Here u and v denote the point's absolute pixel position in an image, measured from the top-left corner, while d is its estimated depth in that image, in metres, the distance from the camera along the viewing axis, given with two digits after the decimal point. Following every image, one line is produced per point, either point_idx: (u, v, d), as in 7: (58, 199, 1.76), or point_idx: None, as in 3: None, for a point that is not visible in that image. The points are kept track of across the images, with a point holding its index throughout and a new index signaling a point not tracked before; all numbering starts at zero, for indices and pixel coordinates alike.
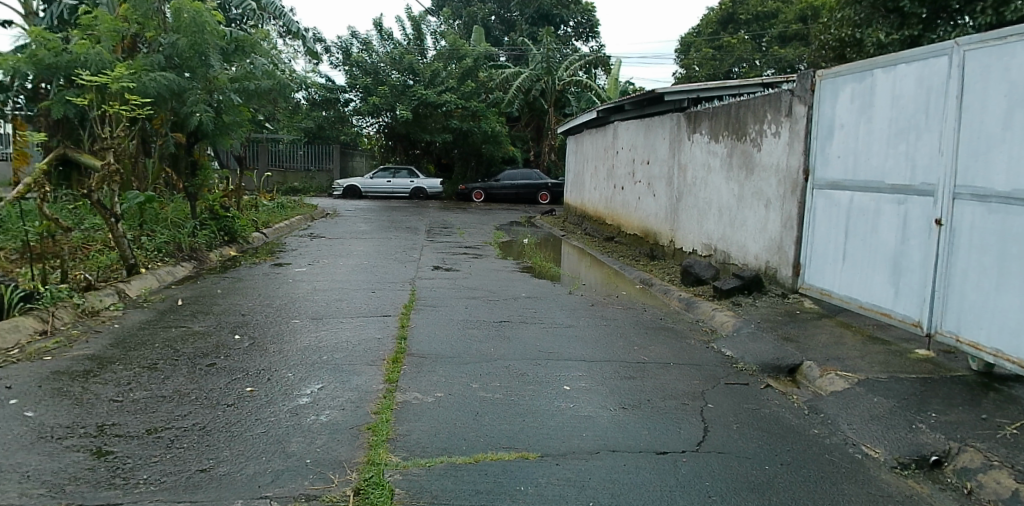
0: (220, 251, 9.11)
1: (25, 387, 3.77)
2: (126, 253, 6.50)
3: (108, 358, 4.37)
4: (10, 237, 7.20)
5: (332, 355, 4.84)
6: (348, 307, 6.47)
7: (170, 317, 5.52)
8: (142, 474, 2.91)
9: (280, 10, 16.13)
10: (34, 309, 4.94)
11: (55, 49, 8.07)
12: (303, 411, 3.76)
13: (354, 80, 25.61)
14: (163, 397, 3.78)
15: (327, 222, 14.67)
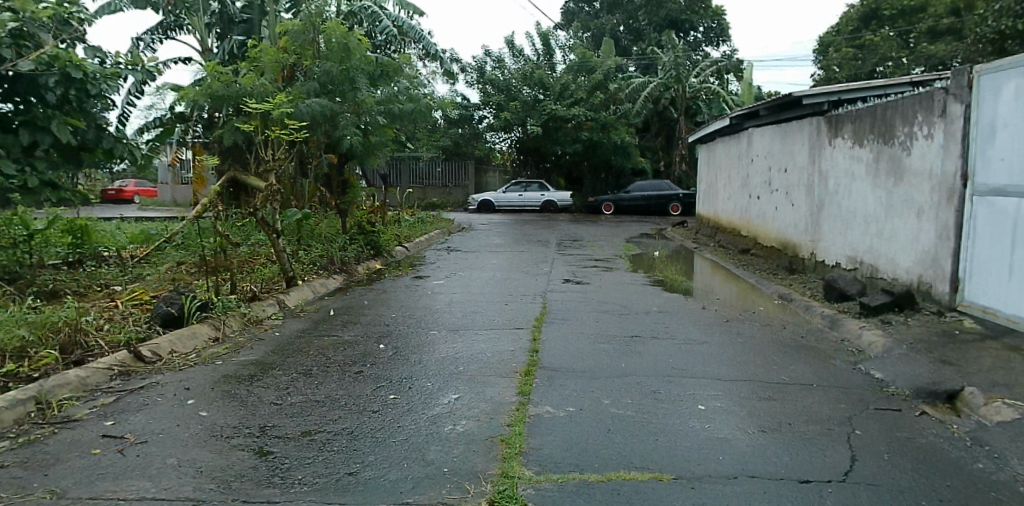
0: (367, 264, 9.69)
1: (201, 389, 4.20)
2: (285, 266, 7.08)
3: (269, 364, 4.77)
4: (191, 252, 8.06)
5: (468, 367, 5.02)
6: (483, 319, 6.68)
7: (323, 327, 5.95)
8: (297, 474, 3.15)
9: (420, 33, 17.00)
10: (208, 318, 5.49)
11: (226, 81, 9.03)
12: (441, 420, 3.94)
13: (487, 97, 26.39)
14: (316, 402, 4.09)
15: (463, 236, 15.20)
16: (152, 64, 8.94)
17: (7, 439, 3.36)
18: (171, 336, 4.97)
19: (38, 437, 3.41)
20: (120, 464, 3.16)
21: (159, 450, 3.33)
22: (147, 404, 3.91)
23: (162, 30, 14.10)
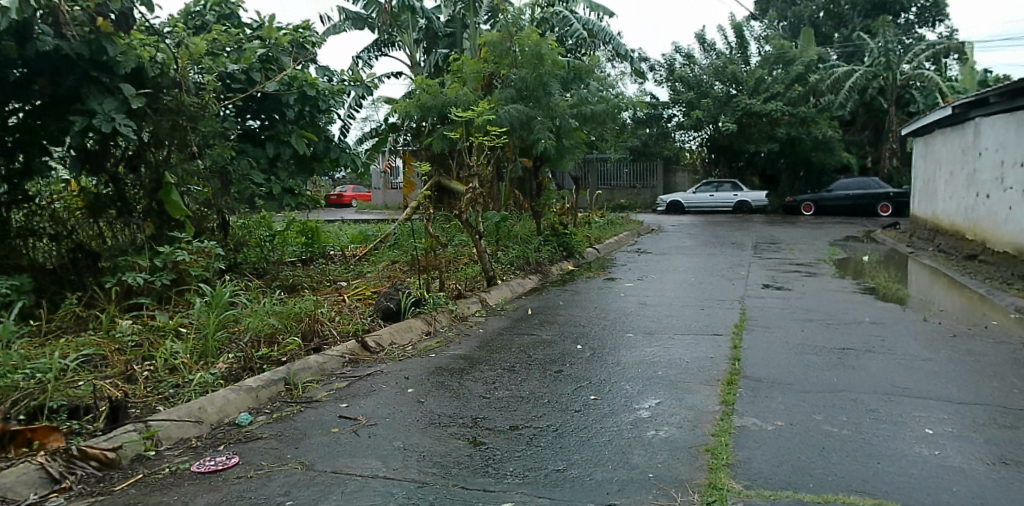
0: (561, 265, 9.89)
1: (417, 379, 4.54)
2: (486, 266, 7.45)
3: (475, 358, 5.05)
4: (402, 251, 8.74)
5: (667, 372, 4.95)
6: (679, 324, 6.54)
7: (523, 325, 6.17)
8: (508, 467, 3.30)
9: (611, 34, 17.05)
10: (421, 313, 5.93)
11: (434, 92, 9.71)
12: (643, 424, 3.92)
13: (677, 95, 25.72)
14: (521, 397, 4.25)
15: (653, 238, 14.98)
16: (369, 79, 9.82)
17: (264, 414, 3.88)
18: (391, 328, 5.43)
19: (288, 413, 3.89)
20: (353, 443, 3.52)
21: (385, 433, 3.66)
22: (374, 390, 4.31)
23: (376, 47, 15.40)
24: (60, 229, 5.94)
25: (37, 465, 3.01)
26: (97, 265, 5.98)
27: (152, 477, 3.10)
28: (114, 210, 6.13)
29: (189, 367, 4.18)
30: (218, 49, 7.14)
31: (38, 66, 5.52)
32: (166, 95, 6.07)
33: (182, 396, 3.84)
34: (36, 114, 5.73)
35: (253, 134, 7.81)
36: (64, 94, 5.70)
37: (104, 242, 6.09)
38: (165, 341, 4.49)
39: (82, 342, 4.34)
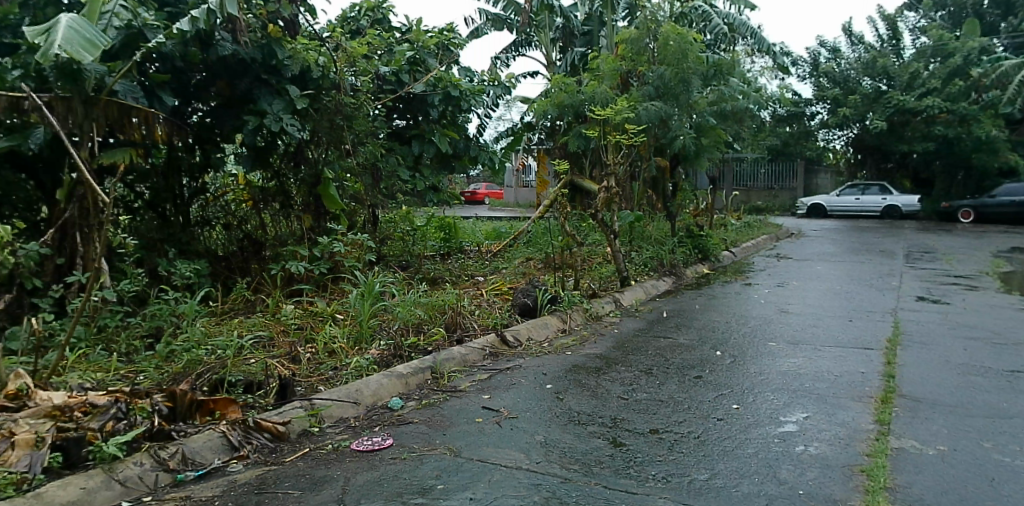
0: (695, 268, 9.66)
1: (555, 375, 4.60)
2: (621, 266, 7.41)
3: (612, 359, 5.04)
4: (536, 248, 8.86)
5: (813, 385, 4.71)
6: (825, 335, 6.20)
7: (659, 328, 6.08)
8: (650, 470, 3.27)
9: (752, 29, 16.48)
10: (557, 310, 6.00)
11: (571, 91, 9.77)
12: (790, 439, 3.75)
13: (821, 91, 24.46)
14: (661, 401, 4.21)
15: (793, 243, 14.28)
16: (508, 79, 10.05)
17: (413, 400, 4.10)
18: (528, 324, 5.55)
19: (435, 400, 4.09)
20: (497, 433, 3.63)
21: (527, 426, 3.74)
22: (514, 383, 4.42)
23: (514, 48, 15.68)
24: (231, 219, 6.55)
25: (220, 432, 3.34)
26: (262, 254, 6.52)
27: (317, 452, 3.36)
28: (277, 203, 6.66)
29: (346, 351, 4.48)
30: (373, 52, 7.54)
31: (218, 70, 6.10)
32: (326, 96, 6.51)
33: (339, 379, 4.13)
34: (213, 113, 6.31)
35: (400, 132, 8.24)
36: (240, 96, 6.23)
37: (268, 232, 6.63)
38: (324, 326, 4.84)
39: (252, 323, 4.77)
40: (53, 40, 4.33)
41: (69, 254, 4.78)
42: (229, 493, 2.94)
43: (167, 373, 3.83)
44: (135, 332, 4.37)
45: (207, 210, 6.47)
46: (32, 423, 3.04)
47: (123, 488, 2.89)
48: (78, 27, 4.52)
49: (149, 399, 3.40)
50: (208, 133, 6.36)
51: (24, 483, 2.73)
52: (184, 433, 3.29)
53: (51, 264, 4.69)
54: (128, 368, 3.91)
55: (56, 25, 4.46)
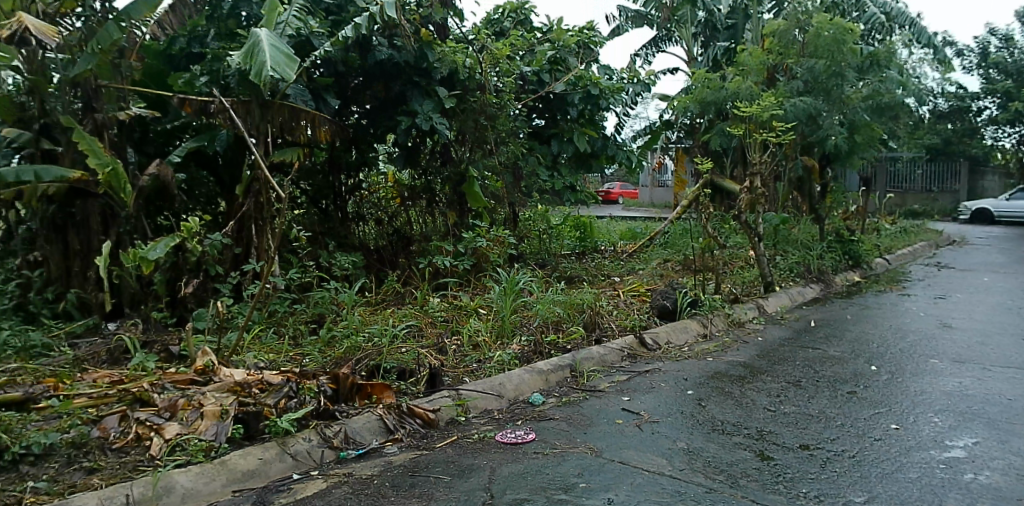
0: (845, 275, 9.11)
1: (697, 381, 4.52)
2: (765, 271, 7.15)
3: (757, 368, 4.88)
4: (675, 249, 8.70)
5: (984, 408, 4.30)
6: (998, 354, 5.64)
7: (806, 338, 5.81)
8: (802, 488, 3.11)
9: (912, 18, 15.31)
10: (697, 314, 5.91)
11: (715, 87, 9.47)
12: (959, 465, 3.43)
13: (992, 84, 22.36)
14: (811, 415, 4.03)
15: (958, 251, 13.10)
16: (648, 76, 9.96)
17: (553, 397, 4.18)
18: (668, 327, 5.52)
19: (576, 399, 4.14)
20: (638, 436, 3.62)
21: (668, 431, 3.70)
22: (653, 387, 4.40)
23: (653, 44, 15.47)
24: (382, 215, 6.91)
25: (377, 415, 3.57)
26: (409, 248, 6.86)
27: (464, 441, 3.51)
28: (424, 201, 6.98)
29: (488, 345, 4.64)
30: (516, 52, 7.69)
31: (375, 73, 6.58)
32: (471, 97, 6.78)
33: (483, 371, 4.30)
34: (369, 115, 6.78)
35: (539, 132, 8.45)
36: (393, 97, 6.67)
37: (415, 228, 6.96)
38: (468, 319, 5.05)
39: (402, 314, 5.06)
40: (266, 60, 4.91)
41: (245, 244, 5.28)
42: (385, 473, 3.13)
43: (329, 357, 4.16)
44: (300, 318, 4.79)
45: (361, 206, 6.87)
46: (218, 397, 3.40)
47: (294, 461, 3.16)
48: (274, 46, 5.10)
49: (315, 380, 3.69)
50: (364, 133, 6.81)
51: (212, 450, 3.06)
52: (345, 414, 3.55)
53: (231, 253, 5.18)
54: (295, 350, 4.27)
55: (258, 45, 5.02)
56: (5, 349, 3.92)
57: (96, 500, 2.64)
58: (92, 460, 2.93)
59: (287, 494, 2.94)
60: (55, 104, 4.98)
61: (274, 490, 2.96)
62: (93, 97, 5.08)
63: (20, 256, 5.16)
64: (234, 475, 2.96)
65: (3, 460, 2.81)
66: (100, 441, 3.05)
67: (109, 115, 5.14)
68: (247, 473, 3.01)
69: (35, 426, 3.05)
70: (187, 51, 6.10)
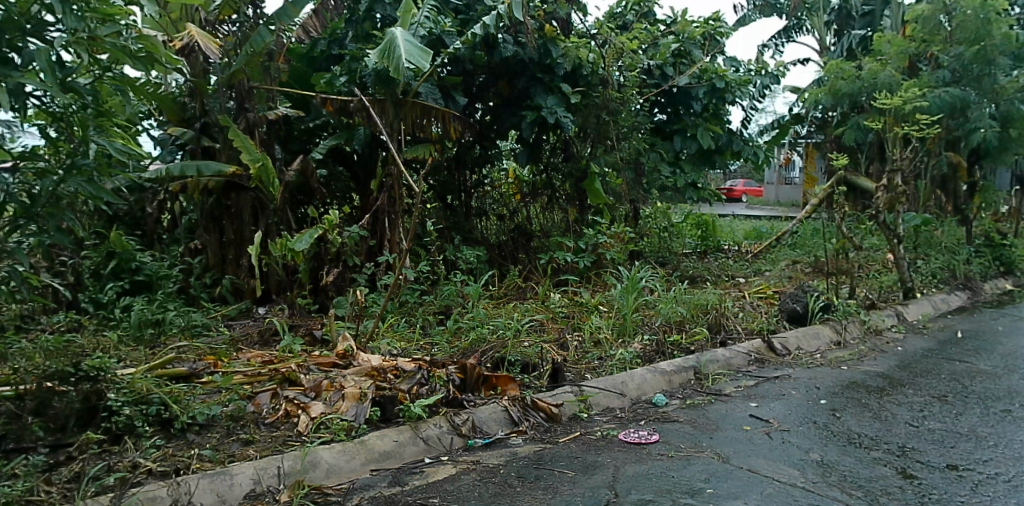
0: (996, 283, 8.39)
1: (830, 391, 4.33)
2: (904, 276, 6.71)
3: (898, 379, 4.59)
4: (804, 250, 8.33)
5: None
6: None
7: (953, 350, 5.39)
8: None
9: None
10: (830, 320, 5.66)
11: (850, 77, 8.94)
12: None
13: None
14: (959, 434, 3.73)
15: None
16: (778, 68, 9.57)
17: (677, 398, 4.15)
18: (799, 333, 5.34)
19: (700, 402, 4.08)
20: (767, 444, 3.51)
21: (800, 441, 3.56)
22: (783, 394, 4.25)
23: (784, 34, 14.80)
24: (504, 211, 7.06)
25: (502, 406, 3.67)
26: (530, 244, 6.98)
27: (588, 437, 3.54)
28: (546, 198, 7.10)
29: (610, 342, 4.68)
30: (641, 45, 7.59)
31: (500, 71, 6.82)
32: (594, 93, 6.85)
33: (605, 369, 4.33)
34: (492, 111, 7.03)
35: (661, 127, 8.37)
36: (517, 94, 6.90)
37: (535, 224, 7.08)
38: (590, 316, 5.12)
39: (525, 309, 5.17)
40: (402, 55, 5.20)
41: (379, 237, 5.58)
42: (511, 463, 3.21)
43: (456, 347, 4.33)
44: (429, 309, 5.04)
45: (484, 202, 7.05)
46: (357, 380, 3.64)
47: (426, 446, 3.31)
48: (409, 41, 5.37)
49: (445, 369, 3.84)
50: (488, 129, 7.02)
51: (351, 430, 3.28)
52: (473, 403, 3.67)
53: (366, 245, 5.49)
54: (425, 340, 4.48)
55: (394, 42, 5.31)
56: (172, 327, 4.36)
57: (252, 470, 2.91)
58: (247, 433, 3.22)
59: (419, 476, 3.08)
60: (213, 105, 5.46)
61: (407, 472, 3.12)
62: (245, 97, 5.48)
63: (183, 243, 5.66)
64: (372, 455, 3.16)
65: (173, 428, 3.15)
66: (255, 416, 3.36)
67: (259, 114, 5.53)
68: (384, 455, 3.19)
69: (199, 399, 3.40)
70: (328, 53, 6.54)
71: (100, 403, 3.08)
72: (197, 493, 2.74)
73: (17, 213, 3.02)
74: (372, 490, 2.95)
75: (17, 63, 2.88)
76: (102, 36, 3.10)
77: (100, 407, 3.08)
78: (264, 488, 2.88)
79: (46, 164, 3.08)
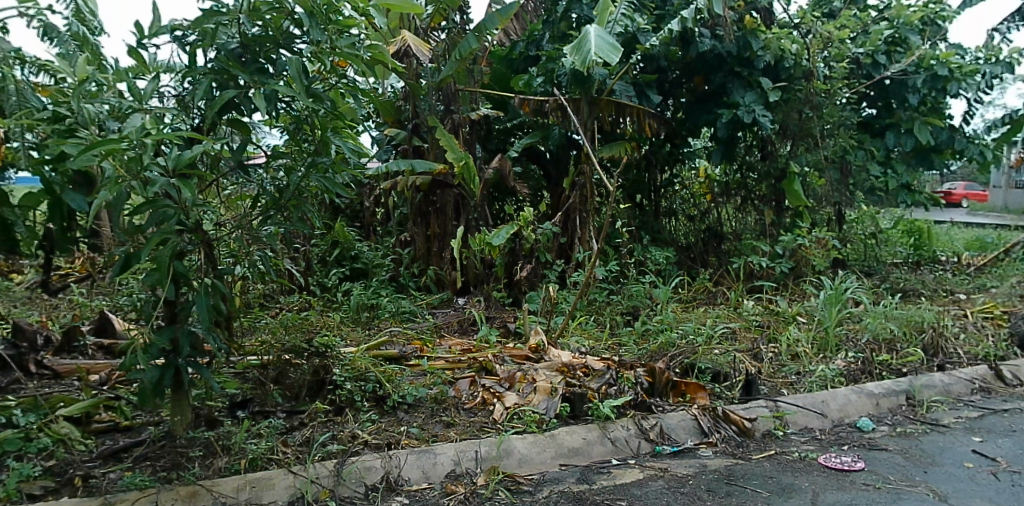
0: None
1: None
2: None
3: None
4: None
5: None
6: None
7: None
8: None
9: None
10: None
11: None
12: None
13: None
14: None
15: None
16: (1013, 54, 8.41)
17: (886, 425, 3.85)
18: None
19: (913, 431, 3.75)
20: (995, 487, 3.13)
21: None
22: (1015, 431, 3.77)
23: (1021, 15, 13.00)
24: (694, 212, 6.98)
25: (692, 414, 3.61)
26: (721, 247, 6.80)
27: (784, 457, 3.38)
28: (739, 199, 6.90)
29: (809, 357, 4.48)
30: (848, 37, 7.03)
31: (696, 66, 6.72)
32: (797, 86, 6.46)
33: (803, 385, 4.15)
34: (685, 108, 6.95)
35: (870, 123, 7.71)
36: (712, 90, 6.69)
37: (727, 226, 6.93)
38: (787, 327, 4.92)
39: (717, 316, 5.13)
40: (590, 48, 5.25)
41: (570, 234, 5.74)
42: (700, 475, 3.15)
43: (645, 350, 4.36)
44: (617, 308, 5.16)
45: (673, 202, 7.01)
46: (549, 375, 3.78)
47: (613, 447, 3.34)
48: (601, 36, 5.41)
49: (633, 371, 3.85)
50: (680, 126, 6.96)
51: (543, 423, 3.41)
52: (662, 408, 3.64)
53: (558, 243, 5.69)
54: (614, 340, 4.57)
55: (586, 36, 5.39)
56: (385, 311, 4.84)
57: (453, 452, 3.14)
58: (449, 416, 3.48)
59: (607, 477, 3.13)
60: (423, 106, 5.90)
61: (596, 471, 3.18)
62: (450, 99, 5.97)
63: (395, 236, 6.20)
64: (561, 450, 3.25)
65: (386, 405, 3.50)
66: (455, 400, 3.63)
67: (463, 116, 6.03)
68: (573, 451, 3.27)
69: (408, 380, 3.74)
70: (526, 54, 6.75)
71: (328, 377, 3.53)
72: (405, 467, 3.02)
73: (268, 205, 3.35)
74: (561, 485, 3.05)
75: (271, 73, 3.22)
76: (340, 47, 3.32)
77: (327, 380, 3.52)
78: (463, 470, 3.09)
79: (292, 160, 3.40)
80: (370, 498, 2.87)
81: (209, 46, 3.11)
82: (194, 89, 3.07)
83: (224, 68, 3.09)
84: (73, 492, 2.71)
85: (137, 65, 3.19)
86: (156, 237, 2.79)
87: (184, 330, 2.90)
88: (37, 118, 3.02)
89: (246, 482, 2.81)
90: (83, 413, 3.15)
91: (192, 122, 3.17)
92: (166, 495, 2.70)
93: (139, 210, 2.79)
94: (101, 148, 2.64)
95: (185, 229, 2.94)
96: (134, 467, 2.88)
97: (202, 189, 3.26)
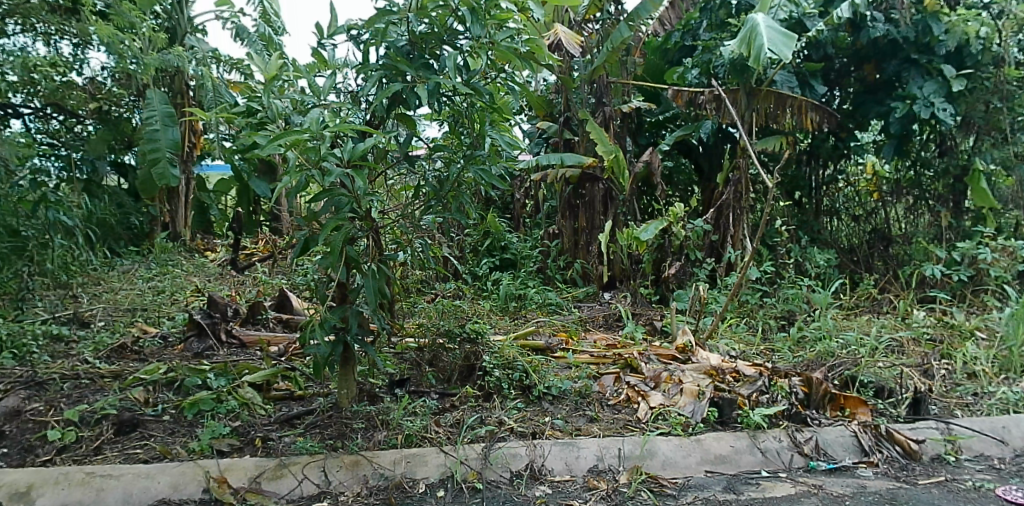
0: None
1: None
2: None
3: None
4: None
5: None
6: None
7: None
8: None
9: None
10: None
11: None
12: None
13: None
14: None
15: None
16: None
17: None
18: None
19: None
20: None
21: None
22: None
23: None
24: (859, 211, 6.55)
25: (851, 431, 3.38)
26: (889, 250, 6.31)
27: (956, 485, 3.10)
28: (912, 198, 6.37)
29: (989, 377, 4.08)
30: None
31: (867, 54, 6.23)
32: (983, 74, 5.81)
33: (981, 408, 3.77)
34: (853, 99, 6.45)
35: None
36: (885, 79, 6.19)
37: (897, 227, 6.43)
38: (964, 343, 4.48)
39: (883, 325, 4.80)
40: (764, 43, 4.96)
41: (722, 232, 5.55)
42: (859, 497, 2.95)
43: (800, 358, 4.18)
44: (771, 312, 5.02)
45: (834, 200, 6.63)
46: (696, 377, 3.70)
47: (764, 458, 3.22)
48: (771, 27, 5.10)
49: (788, 379, 3.67)
50: (848, 119, 6.44)
51: (688, 426, 3.34)
52: (818, 422, 3.44)
53: (708, 239, 5.54)
54: (766, 345, 4.44)
55: (756, 29, 5.08)
56: (532, 303, 5.02)
57: (596, 447, 3.16)
58: (593, 411, 3.50)
59: (756, 489, 3.02)
60: (575, 100, 5.97)
61: (744, 481, 3.07)
62: (603, 91, 5.96)
63: (544, 228, 6.33)
64: (708, 456, 3.17)
65: (532, 394, 3.57)
66: (599, 396, 3.64)
67: (615, 108, 6.00)
68: (720, 458, 3.18)
69: (553, 371, 3.81)
70: (681, 45, 6.59)
71: (477, 363, 3.68)
72: (549, 457, 3.08)
73: (430, 196, 3.48)
74: (706, 492, 2.98)
75: (436, 68, 3.32)
76: (499, 41, 3.31)
77: (477, 366, 3.67)
78: (606, 466, 3.10)
79: (450, 152, 3.49)
80: (515, 483, 2.96)
81: (380, 43, 3.27)
82: (367, 84, 3.23)
83: (393, 64, 3.22)
84: (254, 451, 3.02)
85: (317, 63, 3.41)
86: (331, 223, 3.01)
87: (352, 309, 3.12)
88: (234, 111, 3.25)
89: (403, 457, 3.00)
90: (264, 380, 3.52)
91: (362, 115, 3.37)
92: (332, 462, 2.93)
93: (317, 198, 3.02)
94: (286, 141, 2.86)
95: (358, 216, 3.14)
96: (305, 433, 3.15)
97: (372, 178, 3.41)
